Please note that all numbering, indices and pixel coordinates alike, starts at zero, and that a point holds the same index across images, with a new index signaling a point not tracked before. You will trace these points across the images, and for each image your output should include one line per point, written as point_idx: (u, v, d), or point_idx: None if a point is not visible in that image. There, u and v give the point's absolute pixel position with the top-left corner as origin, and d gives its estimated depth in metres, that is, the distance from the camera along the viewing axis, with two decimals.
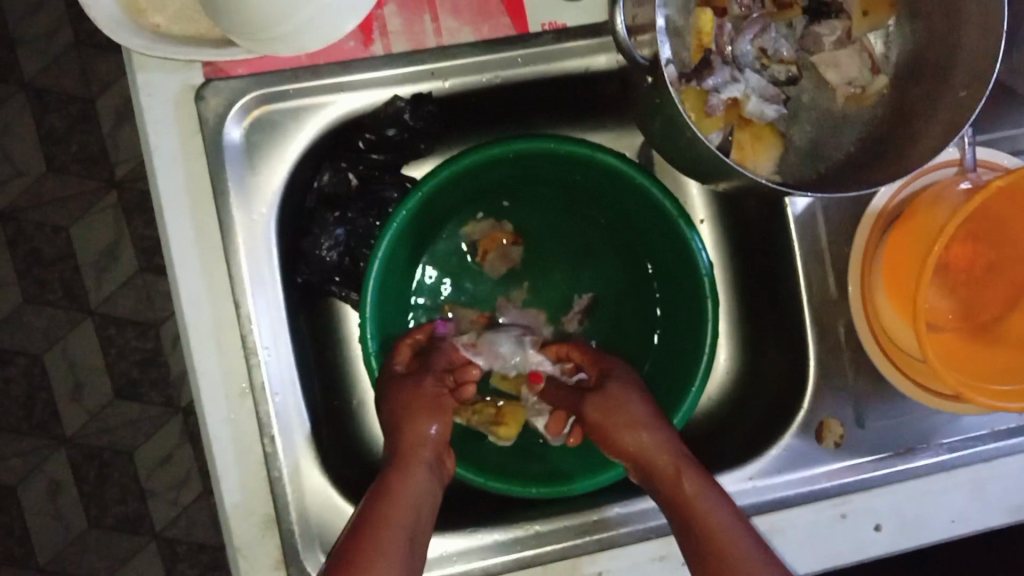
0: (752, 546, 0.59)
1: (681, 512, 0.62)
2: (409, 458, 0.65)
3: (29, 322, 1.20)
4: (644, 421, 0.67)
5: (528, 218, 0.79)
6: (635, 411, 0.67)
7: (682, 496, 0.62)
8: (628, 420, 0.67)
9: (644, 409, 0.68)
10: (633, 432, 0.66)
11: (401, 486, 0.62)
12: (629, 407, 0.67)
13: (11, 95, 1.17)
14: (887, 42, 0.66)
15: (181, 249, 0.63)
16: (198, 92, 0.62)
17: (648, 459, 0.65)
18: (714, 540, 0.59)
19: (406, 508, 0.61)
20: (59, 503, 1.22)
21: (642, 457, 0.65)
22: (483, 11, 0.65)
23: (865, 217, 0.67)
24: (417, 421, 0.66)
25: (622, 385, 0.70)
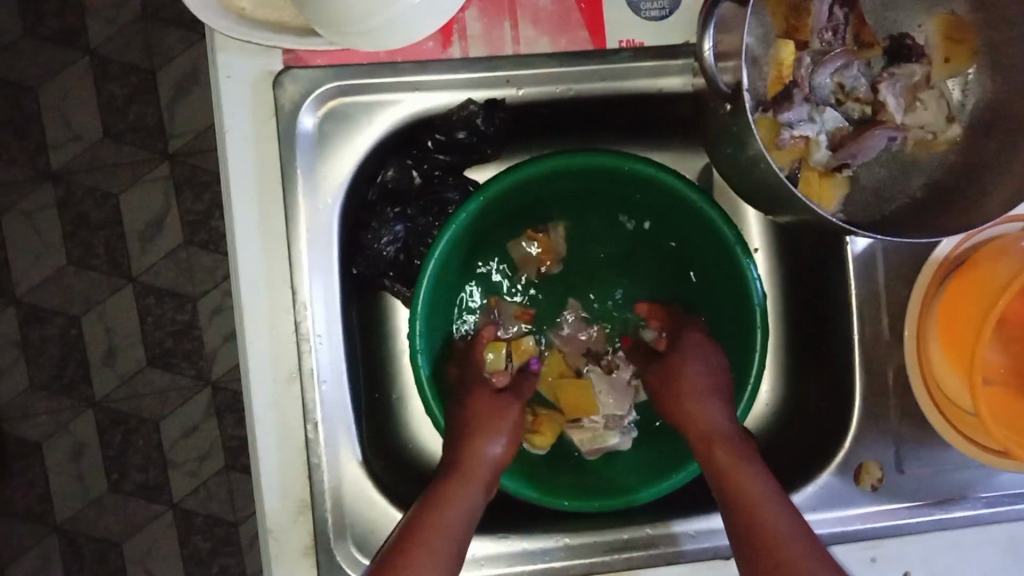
0: (760, 478, 0.63)
1: (733, 489, 0.63)
2: (468, 469, 0.66)
3: (70, 283, 1.22)
4: (709, 399, 0.70)
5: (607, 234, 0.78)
6: (699, 371, 0.72)
7: (729, 468, 0.64)
8: (706, 383, 0.71)
9: (721, 377, 0.72)
10: (700, 406, 0.69)
11: (453, 495, 0.64)
12: (709, 365, 0.72)
13: (76, 59, 1.19)
14: (965, 90, 0.65)
15: (244, 230, 0.63)
16: (276, 79, 0.63)
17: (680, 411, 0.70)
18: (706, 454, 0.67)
19: (455, 516, 0.63)
20: (82, 463, 1.24)
21: (715, 432, 0.67)
22: (564, 24, 0.65)
23: (930, 263, 0.66)
24: (483, 435, 0.68)
25: (702, 341, 0.74)
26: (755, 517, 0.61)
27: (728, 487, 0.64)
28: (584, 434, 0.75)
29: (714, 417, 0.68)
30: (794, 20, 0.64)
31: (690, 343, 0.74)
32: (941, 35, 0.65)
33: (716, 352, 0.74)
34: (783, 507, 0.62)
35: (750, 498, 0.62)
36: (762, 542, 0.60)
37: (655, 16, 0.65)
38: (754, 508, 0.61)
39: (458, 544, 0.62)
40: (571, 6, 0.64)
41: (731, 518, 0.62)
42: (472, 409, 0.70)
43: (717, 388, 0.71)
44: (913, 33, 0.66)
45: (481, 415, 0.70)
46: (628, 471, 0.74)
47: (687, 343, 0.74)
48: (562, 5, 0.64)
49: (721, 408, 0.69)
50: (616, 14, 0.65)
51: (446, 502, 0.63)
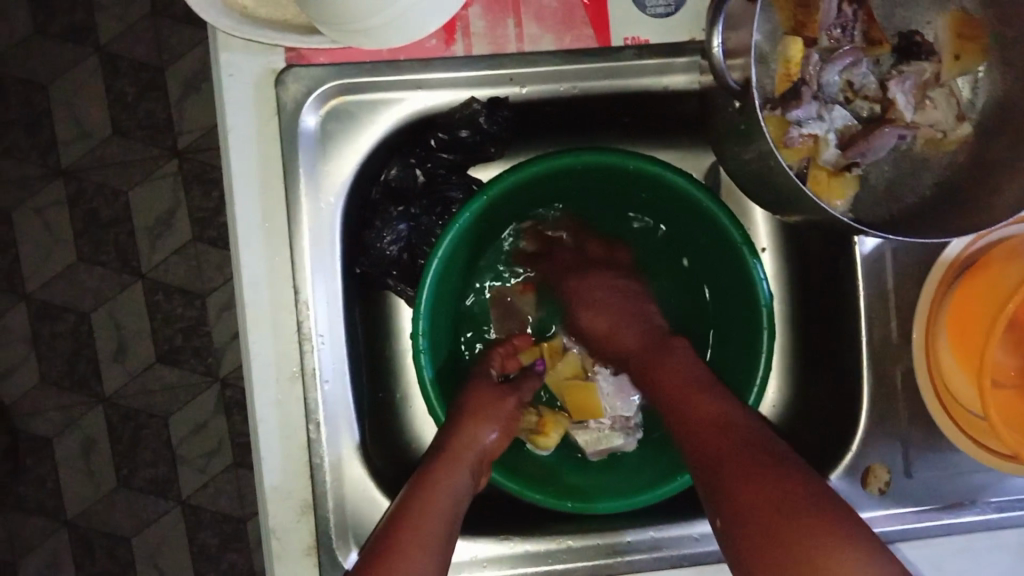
0: (691, 369, 0.64)
1: (670, 401, 0.62)
2: (456, 454, 0.65)
3: (80, 279, 1.22)
4: (622, 328, 0.71)
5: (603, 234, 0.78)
6: (609, 308, 0.72)
7: (665, 381, 0.64)
8: (609, 325, 0.71)
9: (621, 297, 0.73)
10: (609, 321, 0.71)
11: (441, 481, 0.62)
12: (605, 302, 0.72)
13: (86, 57, 1.19)
14: (976, 88, 0.64)
15: (247, 228, 0.63)
16: (279, 77, 0.63)
17: (616, 337, 0.71)
18: (642, 365, 0.68)
19: (444, 500, 0.61)
20: (92, 459, 1.24)
21: (631, 352, 0.69)
22: (568, 22, 0.64)
23: (938, 265, 0.65)
24: (479, 422, 0.68)
25: (583, 278, 0.74)
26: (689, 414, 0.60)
27: (666, 392, 0.63)
28: (589, 435, 0.75)
29: (604, 322, 0.72)
30: (803, 17, 0.62)
31: (592, 282, 0.74)
32: (951, 32, 0.63)
33: (611, 279, 0.74)
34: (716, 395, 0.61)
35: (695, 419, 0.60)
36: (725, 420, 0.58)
37: (661, 12, 0.64)
38: (709, 420, 0.59)
39: (448, 527, 0.60)
40: (576, 4, 0.64)
41: (685, 433, 0.60)
42: (471, 399, 0.69)
43: (618, 313, 0.71)
44: (923, 30, 0.65)
45: (479, 404, 0.69)
46: (632, 473, 0.73)
47: (570, 292, 0.74)
48: (566, 2, 0.64)
49: (630, 333, 0.70)
50: (621, 11, 0.64)
51: (434, 486, 0.62)
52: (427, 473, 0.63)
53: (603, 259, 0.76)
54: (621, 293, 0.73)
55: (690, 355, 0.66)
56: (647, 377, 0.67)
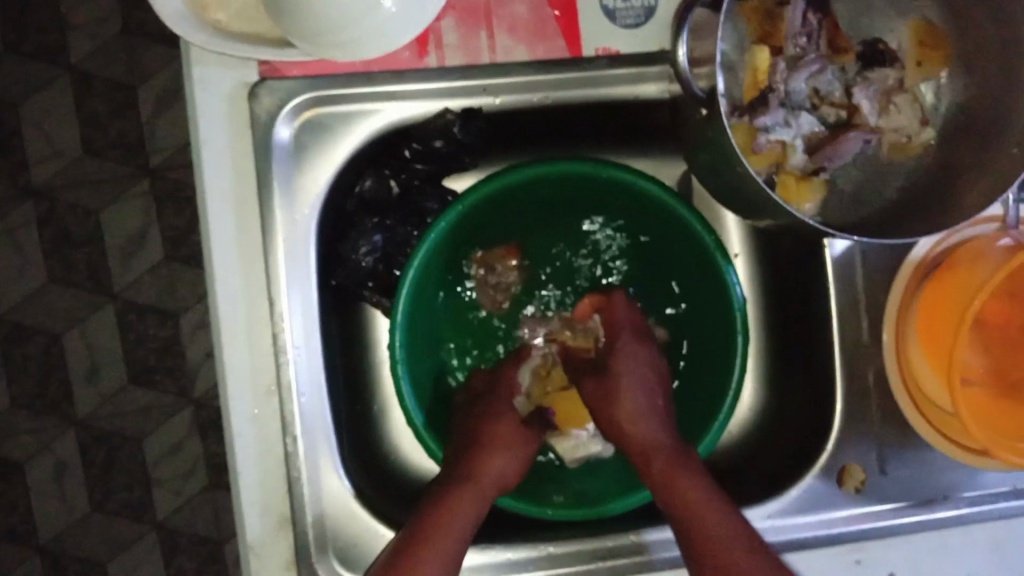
0: (706, 491, 0.64)
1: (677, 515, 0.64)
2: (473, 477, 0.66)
3: (51, 301, 1.21)
4: (642, 418, 0.70)
5: (577, 255, 0.79)
6: (632, 377, 0.72)
7: (675, 492, 0.65)
8: (636, 409, 0.70)
9: (658, 395, 0.73)
10: (628, 403, 0.71)
11: (456, 501, 0.64)
12: (633, 380, 0.72)
13: (56, 76, 1.19)
14: (938, 93, 0.66)
15: (221, 243, 0.63)
16: (252, 90, 0.63)
17: (635, 433, 0.69)
18: (670, 467, 0.66)
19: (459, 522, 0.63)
20: (65, 483, 1.22)
21: (652, 449, 0.68)
22: (541, 33, 0.64)
23: (904, 267, 0.67)
24: (497, 449, 0.69)
25: (632, 354, 0.74)
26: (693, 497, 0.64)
27: (675, 505, 0.64)
28: (566, 443, 0.76)
29: (627, 405, 0.71)
30: (767, 27, 0.64)
31: (624, 355, 0.74)
32: (915, 40, 0.65)
33: (647, 359, 0.74)
34: (730, 517, 0.62)
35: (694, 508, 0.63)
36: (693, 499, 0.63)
37: (631, 24, 0.64)
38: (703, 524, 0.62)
39: (455, 552, 0.62)
40: (547, 15, 0.64)
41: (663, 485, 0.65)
42: (489, 429, 0.71)
43: (651, 412, 0.71)
44: (887, 38, 0.66)
45: (494, 434, 0.70)
46: (611, 480, 0.73)
47: (618, 356, 0.74)
48: (539, 14, 0.64)
49: (644, 417, 0.70)
50: (592, 22, 0.64)
51: (446, 513, 0.63)
52: (444, 497, 0.65)
53: (650, 340, 0.76)
54: (649, 364, 0.74)
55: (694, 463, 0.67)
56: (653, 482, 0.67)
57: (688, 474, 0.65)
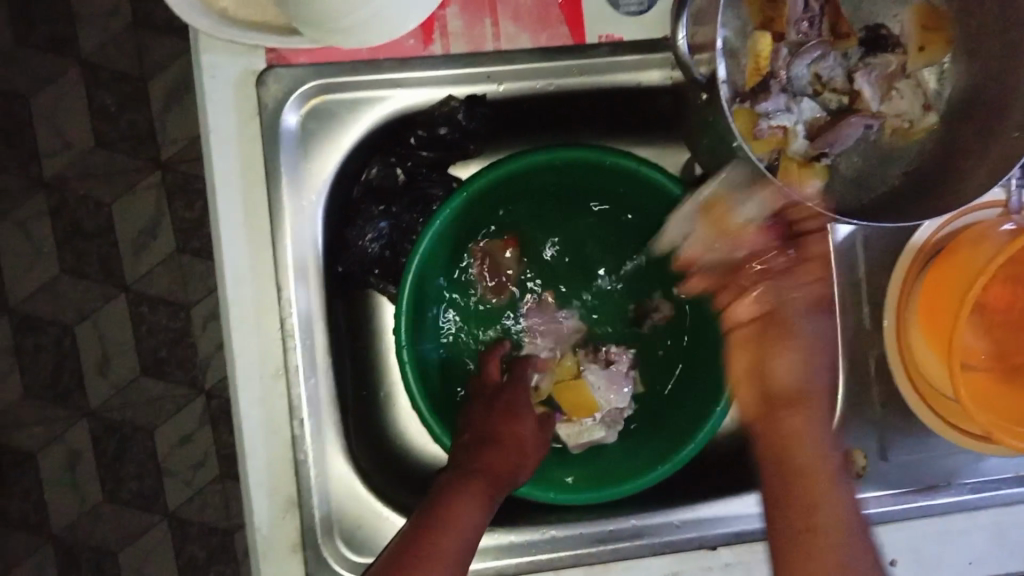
0: (850, 505, 0.62)
1: (779, 473, 0.64)
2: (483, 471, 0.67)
3: (64, 292, 1.23)
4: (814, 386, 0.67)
5: (572, 242, 0.80)
6: (798, 357, 0.67)
7: (794, 441, 0.65)
8: (801, 360, 0.67)
9: (822, 378, 0.67)
10: (789, 364, 0.67)
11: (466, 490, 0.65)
12: (810, 353, 0.67)
13: (68, 71, 1.20)
14: (942, 79, 0.66)
15: (229, 229, 0.64)
16: (259, 77, 0.64)
17: (784, 429, 0.65)
18: (808, 474, 0.63)
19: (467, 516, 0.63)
20: (77, 473, 1.24)
21: (805, 471, 0.63)
22: (544, 21, 0.66)
23: (909, 247, 0.68)
24: (505, 449, 0.69)
25: (814, 324, 0.68)
26: (817, 477, 0.63)
27: (778, 450, 0.65)
28: (571, 429, 0.76)
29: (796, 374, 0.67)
30: (769, 13, 0.64)
31: (773, 333, 0.67)
32: (916, 24, 0.65)
33: (823, 330, 0.68)
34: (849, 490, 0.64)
35: (799, 461, 0.64)
36: (810, 472, 0.63)
37: (633, 11, 0.66)
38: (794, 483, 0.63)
39: (464, 539, 0.62)
40: (551, 2, 0.66)
41: (775, 463, 0.65)
42: (497, 427, 0.70)
43: (811, 416, 0.65)
44: (888, 23, 0.67)
45: (502, 431, 0.70)
46: (617, 461, 0.74)
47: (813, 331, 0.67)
48: (542, 1, 0.66)
49: (786, 362, 0.67)
50: (595, 9, 0.66)
51: (454, 501, 0.64)
52: (456, 486, 0.65)
53: (807, 284, 0.68)
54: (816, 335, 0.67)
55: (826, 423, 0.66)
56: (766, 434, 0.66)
57: (815, 450, 0.64)
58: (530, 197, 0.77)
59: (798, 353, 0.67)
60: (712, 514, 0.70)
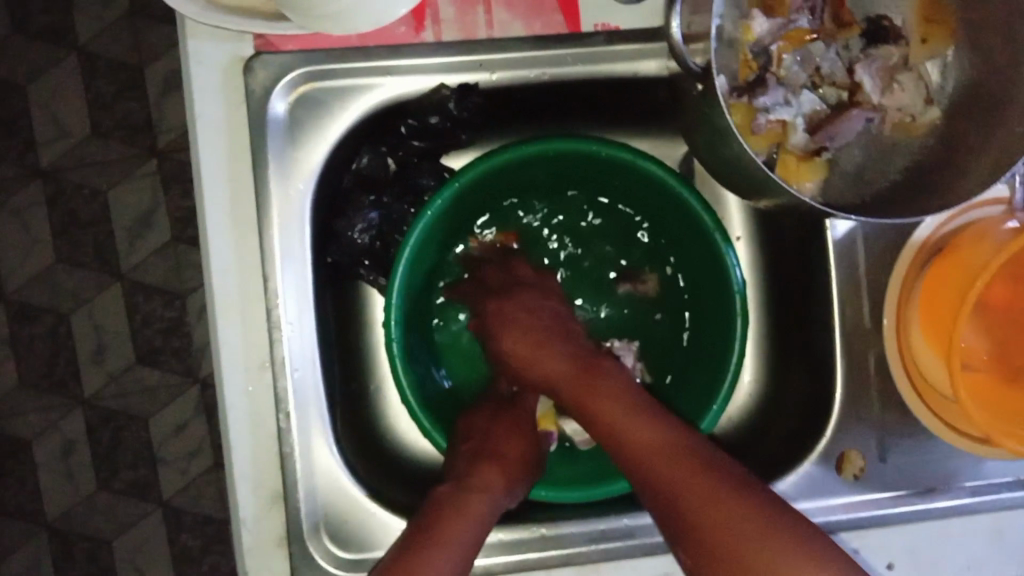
0: (645, 423, 0.61)
1: (626, 445, 0.61)
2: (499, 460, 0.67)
3: (59, 280, 1.22)
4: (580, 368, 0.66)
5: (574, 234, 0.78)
6: (540, 328, 0.69)
7: (604, 409, 0.63)
8: (533, 345, 0.68)
9: (546, 320, 0.70)
10: (530, 343, 0.68)
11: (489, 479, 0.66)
12: (538, 327, 0.69)
13: (64, 57, 1.19)
14: (944, 71, 0.64)
15: (216, 219, 0.63)
16: (247, 64, 0.62)
17: (544, 376, 0.67)
18: (601, 415, 0.63)
19: (480, 503, 0.63)
20: (72, 462, 1.23)
21: (556, 380, 0.67)
22: (537, 8, 0.64)
23: (907, 248, 0.66)
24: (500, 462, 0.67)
25: (504, 301, 0.71)
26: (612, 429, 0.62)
27: (604, 428, 0.63)
28: (578, 425, 0.76)
29: (551, 356, 0.67)
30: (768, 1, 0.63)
31: (500, 316, 0.70)
32: (918, 15, 0.64)
33: (535, 300, 0.71)
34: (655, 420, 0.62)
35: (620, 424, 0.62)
36: (591, 399, 0.64)
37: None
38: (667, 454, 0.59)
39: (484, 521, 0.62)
40: None
41: (609, 434, 0.62)
42: (500, 446, 0.69)
43: (535, 340, 0.68)
44: (891, 13, 0.65)
45: (502, 447, 0.68)
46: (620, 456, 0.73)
47: (490, 313, 0.71)
48: None
49: (560, 357, 0.67)
50: None
51: (476, 484, 0.65)
52: (473, 470, 0.66)
53: (529, 282, 0.73)
54: (552, 315, 0.71)
55: (624, 396, 0.64)
56: (578, 404, 0.65)
57: (601, 397, 0.64)
58: (527, 190, 0.75)
59: (522, 340, 0.68)
60: None
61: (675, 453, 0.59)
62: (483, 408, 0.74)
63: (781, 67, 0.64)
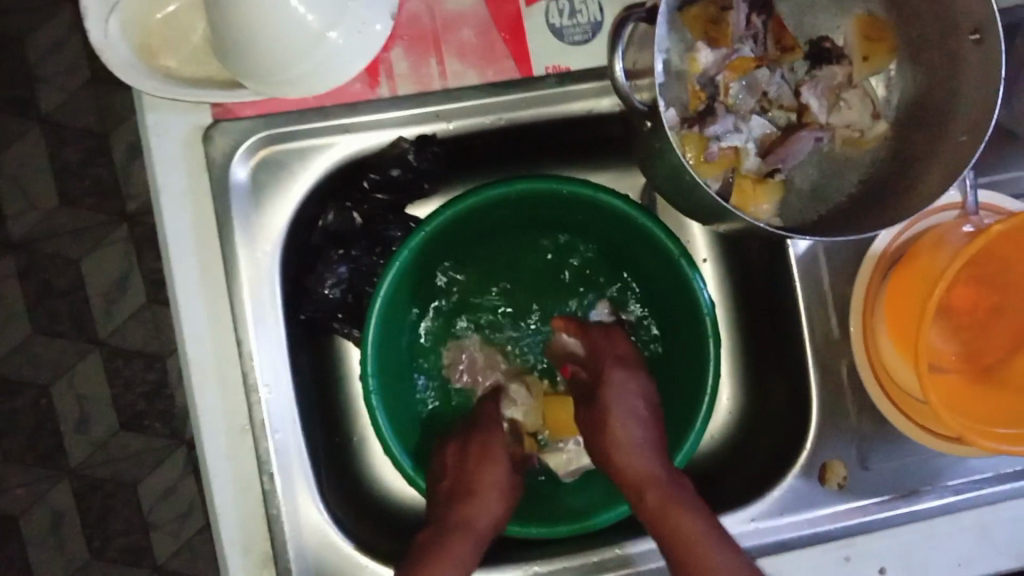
0: (722, 554, 0.62)
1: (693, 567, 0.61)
2: (472, 491, 0.70)
3: (37, 352, 1.21)
4: (667, 487, 0.66)
5: (528, 271, 0.80)
6: (624, 416, 0.70)
7: (674, 527, 0.64)
8: (635, 442, 0.69)
9: (643, 408, 0.72)
10: (627, 455, 0.69)
11: (470, 513, 0.69)
12: (621, 411, 0.70)
13: (28, 129, 1.19)
14: (889, 85, 0.67)
15: (185, 288, 0.63)
16: (206, 133, 0.63)
17: (626, 463, 0.69)
18: (665, 518, 0.65)
19: (466, 543, 0.67)
20: (62, 534, 1.22)
21: (642, 480, 0.67)
22: (488, 57, 0.65)
23: (869, 259, 0.68)
24: (475, 500, 0.69)
25: (620, 377, 0.72)
26: (688, 542, 0.62)
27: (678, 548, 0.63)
28: (559, 458, 0.77)
29: (638, 464, 0.68)
30: (713, 31, 0.64)
31: (612, 382, 0.72)
32: (859, 35, 0.65)
33: (637, 384, 0.73)
34: (729, 557, 0.62)
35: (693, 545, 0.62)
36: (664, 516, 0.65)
37: (579, 40, 0.65)
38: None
39: (468, 557, 0.66)
40: (495, 37, 0.65)
41: (668, 536, 0.64)
42: (473, 480, 0.70)
43: (645, 429, 0.70)
44: (832, 35, 0.67)
45: (476, 482, 0.70)
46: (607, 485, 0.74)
47: (607, 381, 0.72)
48: (485, 38, 0.65)
49: (647, 458, 0.68)
50: (541, 42, 0.65)
51: (458, 520, 0.68)
52: (454, 506, 0.69)
53: (633, 358, 0.75)
54: (647, 406, 0.72)
55: (705, 517, 0.64)
56: (654, 520, 0.66)
57: (676, 517, 0.64)
58: (480, 238, 0.77)
59: (634, 413, 0.71)
60: None
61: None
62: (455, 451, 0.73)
63: (728, 96, 0.65)
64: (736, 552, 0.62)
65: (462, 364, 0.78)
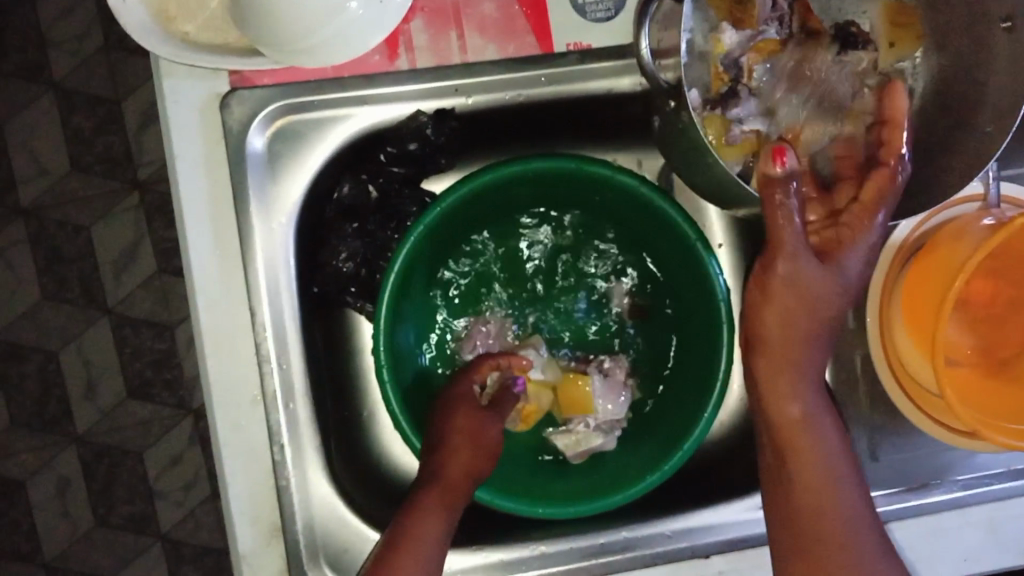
0: (862, 517, 0.60)
1: (801, 494, 0.60)
2: (446, 446, 0.66)
3: (47, 318, 1.21)
4: (815, 415, 0.61)
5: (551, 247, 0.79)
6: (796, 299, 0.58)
7: (806, 472, 0.60)
8: (783, 327, 0.59)
9: (841, 301, 0.59)
10: (800, 399, 0.60)
11: (447, 467, 0.65)
12: (796, 317, 0.59)
13: (40, 95, 1.19)
14: (915, 73, 0.66)
15: (200, 256, 0.63)
16: (223, 101, 0.63)
17: (791, 385, 0.60)
18: (798, 446, 0.60)
19: (437, 502, 0.63)
20: (68, 500, 1.22)
21: (786, 413, 0.60)
22: (509, 31, 0.65)
23: (887, 248, 0.68)
24: (449, 451, 0.66)
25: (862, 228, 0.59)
26: (816, 503, 0.60)
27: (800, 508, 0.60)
28: (569, 439, 0.76)
29: (799, 404, 0.61)
30: (738, 12, 0.64)
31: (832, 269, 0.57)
32: (886, 21, 0.66)
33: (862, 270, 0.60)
34: (855, 501, 0.61)
35: (821, 520, 0.60)
36: (793, 435, 0.60)
37: (601, 17, 0.65)
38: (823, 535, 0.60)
39: (442, 526, 0.63)
40: (516, 12, 0.65)
41: (785, 462, 0.61)
42: (444, 432, 0.67)
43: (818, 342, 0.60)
44: (859, 19, 0.67)
45: (445, 435, 0.66)
46: (616, 469, 0.74)
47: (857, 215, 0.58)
48: (507, 12, 0.65)
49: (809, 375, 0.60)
50: (563, 17, 0.65)
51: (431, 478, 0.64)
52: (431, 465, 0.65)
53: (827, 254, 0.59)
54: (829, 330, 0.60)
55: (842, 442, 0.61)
56: (783, 435, 0.61)
57: (819, 460, 0.60)
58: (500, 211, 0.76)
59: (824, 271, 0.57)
60: (699, 523, 0.70)
61: (847, 532, 0.60)
62: (464, 410, 0.69)
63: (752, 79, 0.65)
64: (862, 495, 0.61)
65: (476, 340, 0.77)
